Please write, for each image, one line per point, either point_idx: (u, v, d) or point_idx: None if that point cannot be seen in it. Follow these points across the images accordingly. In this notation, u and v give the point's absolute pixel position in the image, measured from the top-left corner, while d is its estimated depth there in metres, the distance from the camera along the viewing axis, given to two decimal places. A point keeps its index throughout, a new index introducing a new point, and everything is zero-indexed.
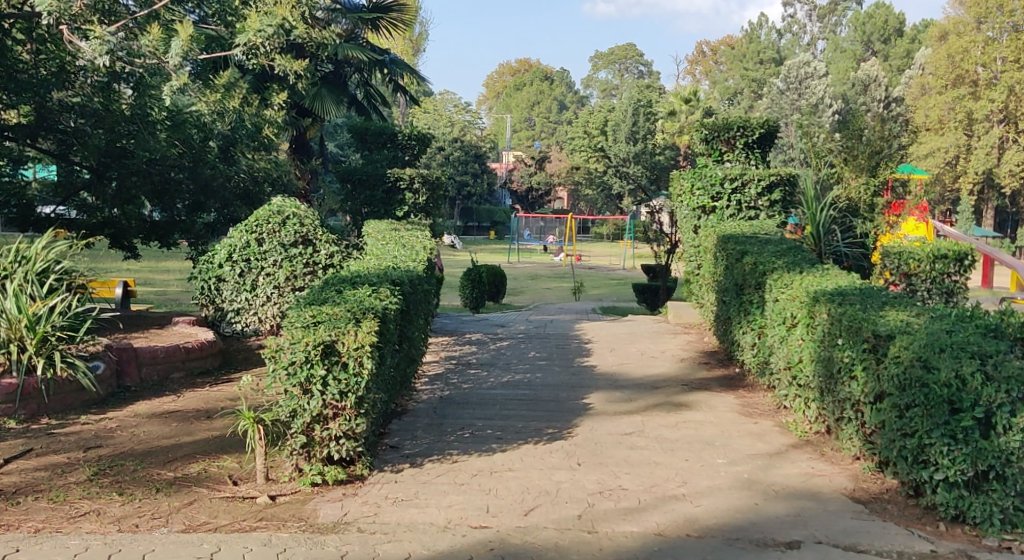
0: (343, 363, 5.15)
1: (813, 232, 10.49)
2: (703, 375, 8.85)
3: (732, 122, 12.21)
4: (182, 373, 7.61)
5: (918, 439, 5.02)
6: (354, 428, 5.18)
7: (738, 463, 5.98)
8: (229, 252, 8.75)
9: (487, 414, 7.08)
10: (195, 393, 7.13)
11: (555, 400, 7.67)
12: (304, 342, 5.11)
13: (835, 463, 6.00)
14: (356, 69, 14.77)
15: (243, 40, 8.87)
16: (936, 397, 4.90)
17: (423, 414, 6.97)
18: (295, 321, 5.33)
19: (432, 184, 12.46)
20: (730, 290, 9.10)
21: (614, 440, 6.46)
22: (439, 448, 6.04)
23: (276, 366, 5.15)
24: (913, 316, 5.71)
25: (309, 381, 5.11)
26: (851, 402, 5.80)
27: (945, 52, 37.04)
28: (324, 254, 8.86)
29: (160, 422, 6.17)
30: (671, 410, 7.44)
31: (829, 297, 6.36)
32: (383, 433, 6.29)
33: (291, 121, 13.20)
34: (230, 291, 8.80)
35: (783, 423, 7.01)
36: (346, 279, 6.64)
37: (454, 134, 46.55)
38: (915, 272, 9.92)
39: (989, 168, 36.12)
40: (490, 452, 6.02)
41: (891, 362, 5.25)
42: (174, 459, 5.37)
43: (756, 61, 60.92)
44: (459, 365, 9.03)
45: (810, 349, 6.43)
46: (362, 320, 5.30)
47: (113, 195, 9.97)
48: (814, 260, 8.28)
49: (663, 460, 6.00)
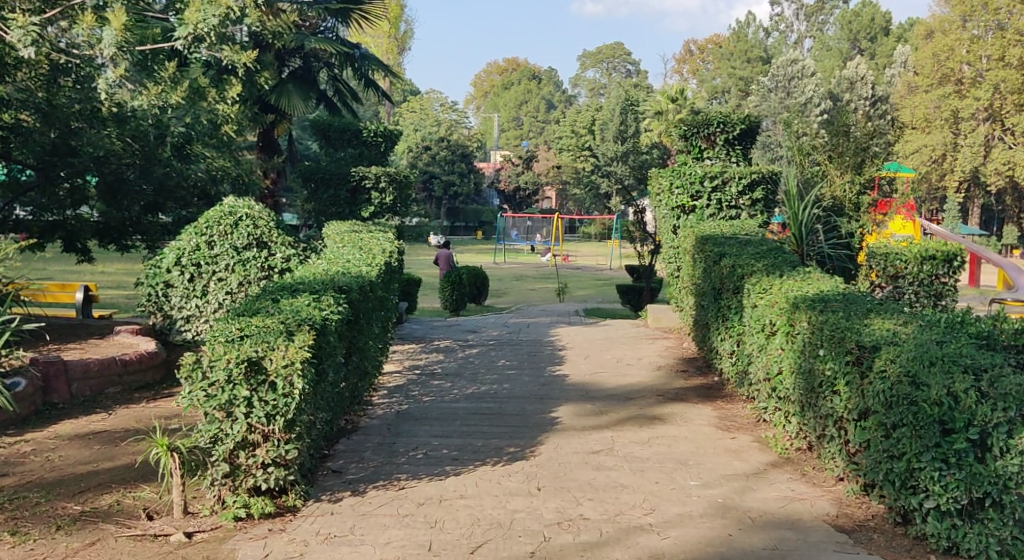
0: (271, 382, 4.66)
1: (795, 233, 10.03)
2: (680, 384, 8.34)
3: (712, 118, 11.73)
4: (119, 387, 7.11)
5: (907, 463, 4.56)
6: (284, 455, 4.70)
7: (713, 486, 5.49)
8: (178, 256, 8.24)
9: (445, 430, 6.58)
10: (128, 409, 6.61)
11: (520, 414, 7.17)
12: (226, 360, 4.62)
13: (817, 485, 5.52)
14: (326, 64, 14.31)
15: (181, 33, 8.45)
16: (927, 417, 4.44)
17: (375, 432, 6.48)
18: (218, 336, 4.84)
19: (399, 183, 11.96)
20: (708, 294, 8.64)
21: (580, 460, 5.96)
22: (385, 473, 5.53)
23: (193, 387, 4.64)
24: (900, 324, 5.24)
25: (231, 404, 4.62)
26: (834, 419, 5.34)
27: (930, 50, 36.74)
28: (279, 258, 8.36)
29: (80, 445, 5.69)
30: (644, 424, 6.94)
31: (810, 303, 5.88)
32: (327, 456, 5.79)
33: (254, 117, 12.70)
34: (178, 298, 8.26)
35: (763, 438, 6.53)
36: (287, 287, 6.15)
37: (439, 132, 45.94)
38: (902, 274, 9.49)
39: (975, 166, 35.78)
40: (442, 476, 5.51)
41: (877, 378, 4.80)
42: (86, 489, 4.94)
43: (744, 60, 60.39)
44: (421, 376, 8.51)
45: (790, 360, 5.95)
46: (295, 334, 4.84)
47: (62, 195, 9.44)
48: (796, 262, 7.77)
49: (631, 483, 5.50)
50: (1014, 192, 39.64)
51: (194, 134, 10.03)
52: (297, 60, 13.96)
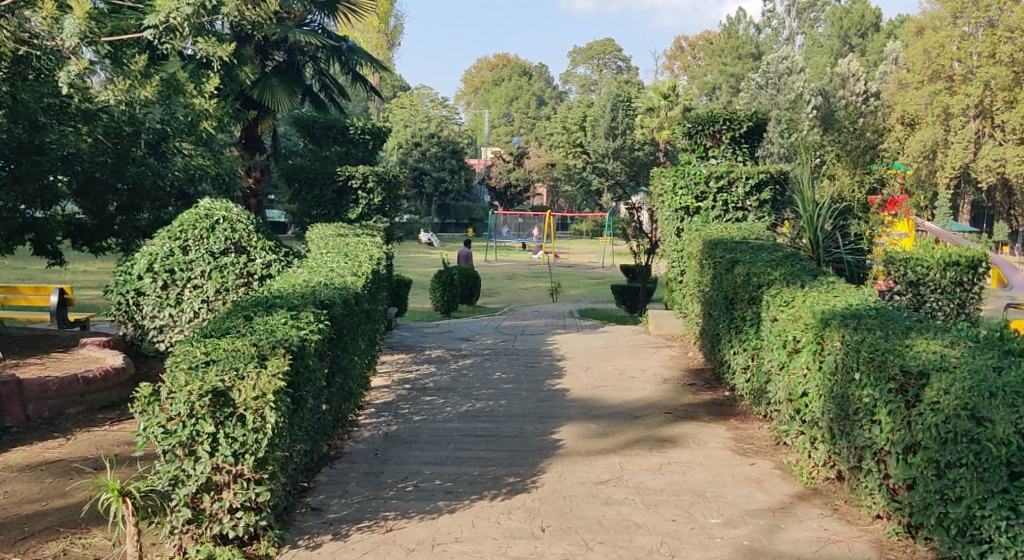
0: (240, 416, 4.08)
1: (810, 239, 9.26)
2: (688, 400, 7.77)
3: (718, 115, 11.17)
4: (81, 408, 6.50)
5: (966, 508, 4.04)
6: (255, 498, 4.12)
7: (736, 525, 4.93)
8: (149, 262, 7.60)
9: (437, 457, 5.99)
10: (89, 433, 5.99)
11: (519, 436, 6.59)
12: (187, 392, 4.02)
13: (851, 522, 4.97)
14: (311, 58, 13.75)
15: (150, 22, 7.83)
16: (992, 458, 3.92)
17: (360, 459, 5.89)
18: (179, 361, 4.24)
19: (388, 183, 11.39)
20: (719, 303, 8.08)
21: (587, 492, 5.39)
22: (371, 510, 4.95)
23: (148, 423, 4.02)
24: (946, 346, 4.69)
25: (194, 441, 4.04)
26: (873, 451, 4.78)
27: (922, 47, 36.32)
28: (260, 264, 7.83)
29: (29, 479, 5.08)
30: (654, 448, 6.38)
31: (841, 320, 5.32)
32: (306, 490, 5.21)
33: (235, 112, 12.07)
34: (151, 307, 7.62)
35: (784, 464, 5.98)
36: (262, 301, 5.56)
37: (430, 129, 45.24)
38: (923, 281, 8.90)
39: (966, 163, 35.35)
40: (434, 514, 4.94)
41: (928, 410, 4.27)
42: (29, 535, 4.34)
43: (734, 56, 59.85)
44: (412, 391, 7.92)
45: (818, 383, 5.39)
46: (269, 360, 4.28)
47: (33, 194, 8.63)
48: (816, 270, 7.21)
49: (645, 521, 4.94)
50: (1003, 188, 39.50)
51: (171, 132, 9.35)
52: (282, 53, 13.43)
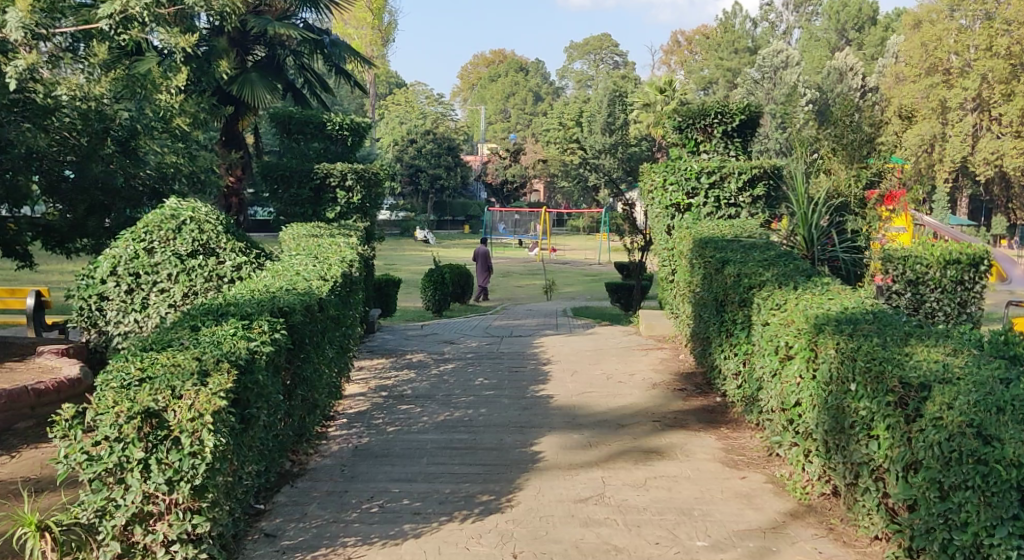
0: (174, 439, 3.73)
1: (805, 236, 8.87)
2: (677, 406, 7.41)
3: (709, 108, 10.81)
4: (31, 422, 6.14)
5: (973, 536, 3.69)
6: (193, 529, 3.77)
7: (724, 548, 4.57)
8: (113, 265, 7.24)
9: (407, 473, 5.63)
10: (36, 450, 5.64)
11: (497, 449, 6.23)
12: (115, 413, 3.68)
13: (847, 544, 4.61)
14: (292, 52, 13.39)
15: (106, 10, 7.61)
16: (1002, 482, 3.59)
17: (325, 476, 5.53)
18: (110, 379, 3.86)
19: (368, 180, 11.00)
20: (709, 305, 7.72)
21: (565, 512, 5.03)
22: (329, 536, 4.60)
23: (72, 449, 3.68)
24: (949, 354, 4.33)
25: (123, 468, 3.70)
26: (870, 468, 4.43)
27: (920, 40, 35.96)
28: (230, 267, 7.34)
29: None
30: (639, 461, 6.02)
31: (836, 325, 4.95)
32: (261, 514, 4.85)
33: (213, 108, 11.67)
34: (115, 312, 7.27)
35: (776, 477, 5.62)
36: (217, 309, 5.18)
37: (427, 125, 44.74)
38: (923, 279, 8.67)
39: (964, 156, 34.95)
40: (398, 539, 4.58)
41: (929, 425, 3.91)
42: None
43: (731, 50, 59.37)
44: (388, 399, 7.55)
45: (812, 393, 5.01)
46: (210, 375, 3.91)
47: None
48: (809, 270, 6.83)
49: (626, 545, 4.59)
50: (1001, 182, 39.12)
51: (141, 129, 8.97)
52: (262, 48, 13.02)
